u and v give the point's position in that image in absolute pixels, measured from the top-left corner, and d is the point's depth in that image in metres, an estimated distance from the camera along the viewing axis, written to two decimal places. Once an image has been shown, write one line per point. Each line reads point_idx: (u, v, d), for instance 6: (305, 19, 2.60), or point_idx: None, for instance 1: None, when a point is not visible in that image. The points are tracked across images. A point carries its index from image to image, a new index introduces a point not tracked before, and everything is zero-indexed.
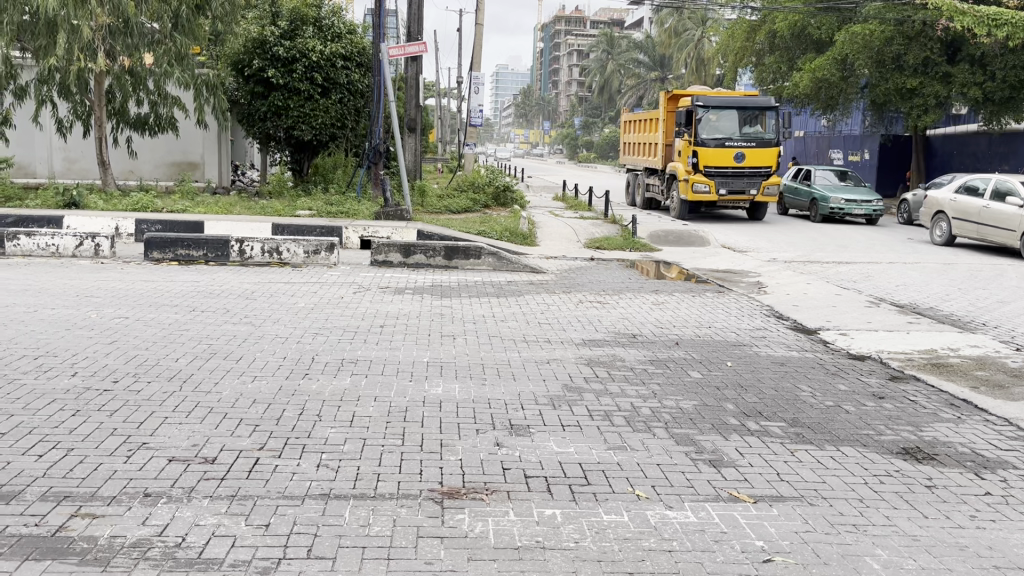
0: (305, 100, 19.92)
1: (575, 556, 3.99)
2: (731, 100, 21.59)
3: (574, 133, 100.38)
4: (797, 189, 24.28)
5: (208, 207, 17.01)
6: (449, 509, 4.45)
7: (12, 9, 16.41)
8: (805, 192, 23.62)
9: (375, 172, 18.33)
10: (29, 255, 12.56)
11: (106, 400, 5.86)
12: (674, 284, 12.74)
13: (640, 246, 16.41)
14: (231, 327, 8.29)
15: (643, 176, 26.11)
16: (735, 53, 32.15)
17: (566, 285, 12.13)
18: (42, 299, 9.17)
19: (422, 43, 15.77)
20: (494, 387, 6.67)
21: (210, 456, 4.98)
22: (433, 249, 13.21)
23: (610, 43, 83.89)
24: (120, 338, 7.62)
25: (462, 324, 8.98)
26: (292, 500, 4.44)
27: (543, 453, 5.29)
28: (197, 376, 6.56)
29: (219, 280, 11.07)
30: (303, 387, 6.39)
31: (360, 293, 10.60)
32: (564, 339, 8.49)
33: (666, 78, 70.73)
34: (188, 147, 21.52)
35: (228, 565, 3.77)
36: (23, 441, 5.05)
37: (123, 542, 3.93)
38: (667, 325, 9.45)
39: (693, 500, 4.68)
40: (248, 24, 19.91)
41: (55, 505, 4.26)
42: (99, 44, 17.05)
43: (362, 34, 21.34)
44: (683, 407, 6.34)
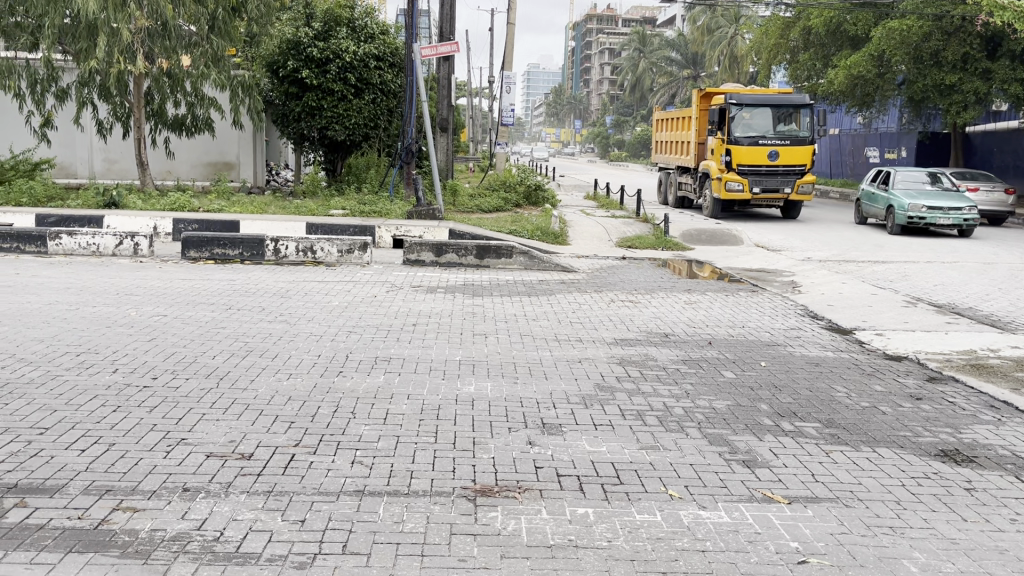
0: (339, 100, 20.12)
1: (607, 556, 3.99)
2: (765, 98, 21.39)
3: (605, 131, 100.06)
4: (874, 194, 21.07)
5: (244, 207, 17.24)
6: (482, 506, 4.47)
7: (54, 12, 16.72)
8: (881, 196, 20.48)
9: (408, 172, 18.46)
10: (71, 254, 12.81)
11: (145, 396, 5.98)
12: (707, 283, 12.65)
13: (673, 245, 16.33)
14: (267, 325, 8.39)
15: (676, 175, 25.92)
16: (770, 51, 31.86)
17: (598, 284, 12.11)
18: (84, 297, 9.36)
19: (455, 43, 15.82)
20: (526, 385, 6.69)
21: (247, 452, 5.05)
22: (465, 248, 13.26)
23: (643, 41, 83.51)
24: (159, 336, 7.75)
25: (494, 324, 9.01)
26: (327, 496, 4.49)
27: (575, 452, 5.29)
28: (234, 373, 6.66)
29: (254, 279, 11.21)
30: (336, 385, 6.46)
31: (393, 292, 10.67)
32: (596, 338, 8.48)
33: (699, 76, 70.28)
34: (225, 148, 21.80)
35: (265, 559, 3.83)
36: (67, 436, 5.16)
37: (163, 536, 4.01)
38: (700, 324, 9.39)
39: (727, 500, 4.66)
40: (283, 25, 20.12)
41: (97, 498, 4.35)
42: (137, 47, 17.35)
43: (394, 35, 21.47)
44: (716, 408, 6.31)
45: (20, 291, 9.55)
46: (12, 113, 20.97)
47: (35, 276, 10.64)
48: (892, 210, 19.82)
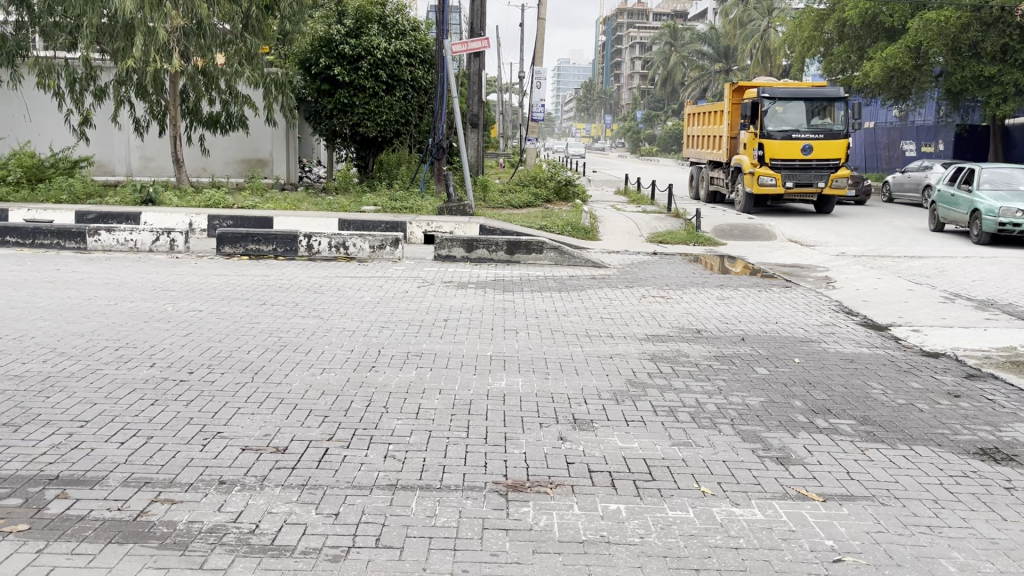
0: (370, 97, 20.25)
1: (640, 552, 3.98)
2: (799, 92, 21.15)
3: (636, 126, 99.56)
4: (954, 198, 18.20)
5: (278, 203, 17.42)
6: (514, 501, 4.48)
7: (92, 11, 16.98)
8: (963, 200, 17.64)
9: (437, 169, 18.53)
10: (109, 250, 13.01)
11: (182, 390, 6.07)
12: (740, 279, 12.56)
13: (705, 240, 16.21)
14: (300, 320, 8.47)
15: (708, 169, 25.72)
16: (803, 44, 31.42)
17: (629, 279, 12.06)
18: (123, 293, 9.52)
19: (485, 38, 15.80)
20: (558, 380, 6.70)
21: (282, 446, 5.11)
22: (495, 244, 13.26)
23: (674, 35, 82.98)
24: (195, 330, 7.87)
25: (525, 319, 9.01)
26: (360, 490, 4.54)
27: (607, 448, 5.28)
28: (268, 367, 6.74)
29: (287, 275, 11.31)
30: (369, 379, 6.51)
31: (424, 287, 10.72)
32: (628, 334, 8.45)
33: (731, 69, 69.67)
34: (258, 145, 22.05)
35: (300, 552, 3.87)
36: (106, 429, 5.26)
37: (200, 527, 4.07)
38: (733, 320, 9.32)
39: (761, 497, 4.63)
40: (315, 23, 20.25)
41: (136, 490, 4.43)
42: (173, 46, 17.57)
43: (426, 32, 21.54)
44: (749, 404, 6.26)
45: (60, 287, 9.75)
46: (52, 111, 21.36)
47: (74, 272, 10.83)
48: (978, 215, 16.98)
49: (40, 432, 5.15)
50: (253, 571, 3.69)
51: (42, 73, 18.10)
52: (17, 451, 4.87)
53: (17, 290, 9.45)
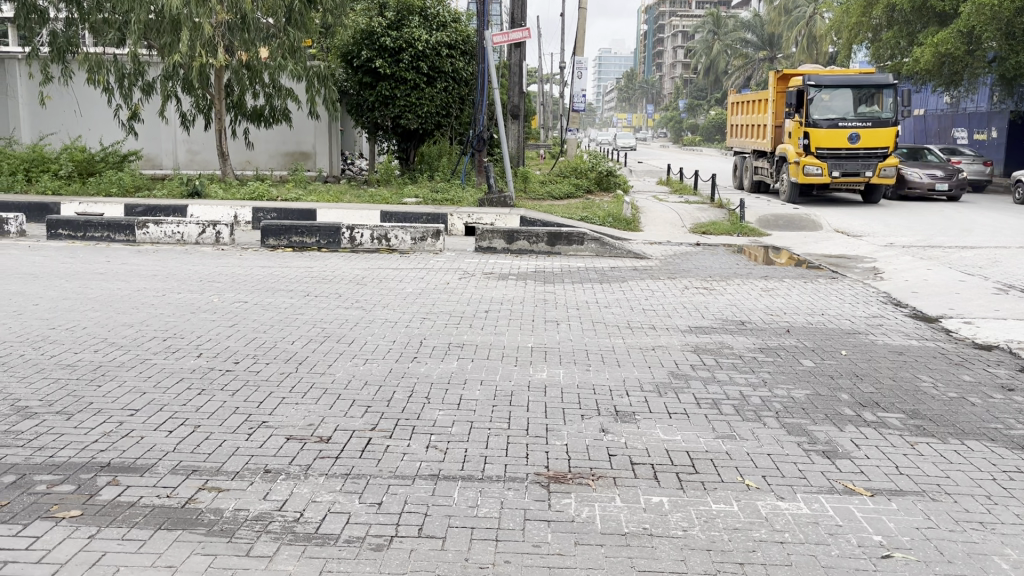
0: (411, 89, 20.31)
1: (683, 545, 3.95)
2: (845, 79, 20.73)
3: (677, 116, 98.69)
4: None
5: (321, 195, 17.59)
6: (556, 493, 4.47)
7: (139, 8, 17.28)
8: None
9: (478, 160, 18.54)
10: (157, 242, 13.25)
11: (228, 380, 6.17)
12: (785, 269, 12.37)
13: (749, 230, 16.00)
14: (343, 311, 8.55)
15: (752, 159, 25.34)
16: (850, 30, 30.76)
17: (671, 270, 11.95)
18: (169, 284, 9.68)
19: (526, 29, 15.73)
20: (599, 372, 6.67)
21: (325, 435, 5.16)
22: (536, 235, 13.23)
23: (718, 23, 81.61)
24: (240, 321, 7.99)
25: (566, 310, 8.98)
26: (403, 480, 4.56)
27: (649, 440, 5.24)
28: (312, 358, 6.82)
29: (330, 266, 11.42)
30: (411, 370, 6.55)
31: (465, 279, 10.74)
32: (671, 326, 8.36)
33: (776, 57, 68.62)
34: (301, 137, 22.28)
35: (344, 540, 3.91)
36: (155, 418, 5.36)
37: (246, 515, 4.13)
38: (778, 312, 9.20)
39: (807, 491, 4.55)
40: (357, 15, 20.32)
41: (184, 478, 4.51)
42: (218, 40, 17.82)
43: (467, 23, 21.55)
44: (794, 397, 6.17)
45: (111, 278, 9.96)
46: (101, 106, 21.82)
47: (124, 263, 11.08)
48: None
49: (92, 421, 5.27)
50: (298, 559, 3.74)
51: (92, 68, 18.48)
52: (70, 439, 4.99)
53: (68, 281, 9.67)
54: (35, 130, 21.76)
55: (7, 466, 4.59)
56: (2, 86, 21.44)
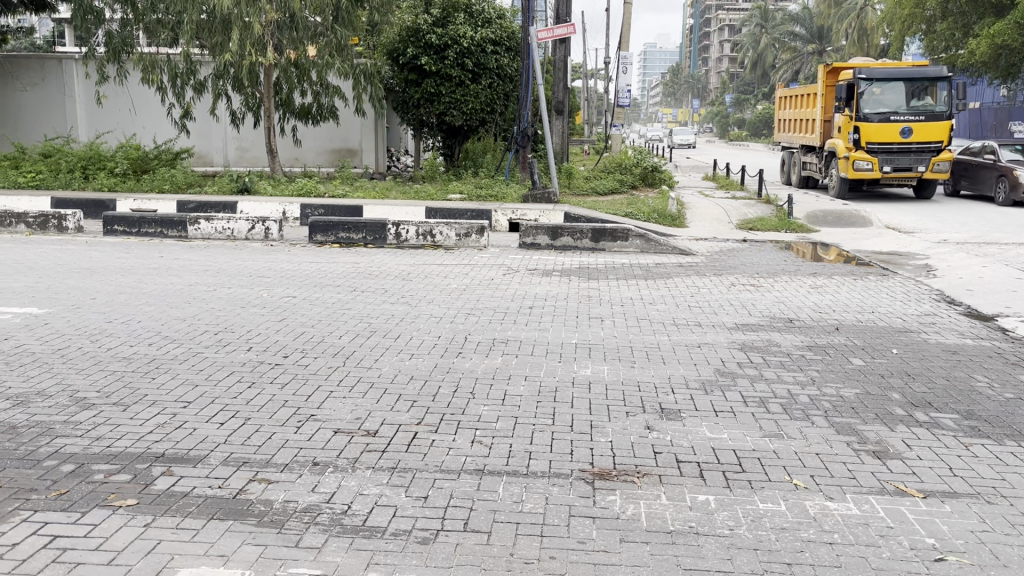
0: (456, 86, 20.41)
1: (730, 544, 3.92)
2: (897, 72, 20.30)
3: (724, 110, 97.64)
4: None
5: (366, 192, 17.78)
6: (601, 489, 4.47)
7: (192, 8, 17.63)
8: None
9: (522, 156, 18.54)
10: (208, 238, 13.51)
11: (277, 373, 6.27)
12: (834, 266, 12.16)
13: (797, 227, 15.76)
14: (389, 306, 8.63)
15: (800, 155, 24.94)
16: (903, 22, 30.06)
17: (718, 267, 11.85)
18: (221, 279, 9.86)
19: (570, 25, 15.66)
20: (644, 369, 6.64)
21: (372, 429, 5.22)
22: (580, 231, 13.18)
23: (765, 17, 81.59)
24: (289, 315, 8.13)
25: (610, 306, 8.97)
26: (448, 474, 4.60)
27: (695, 439, 5.21)
28: (359, 352, 6.90)
29: (376, 262, 11.52)
30: (457, 365, 6.59)
31: (509, 275, 10.74)
32: (717, 323, 8.29)
33: (825, 51, 67.57)
34: (348, 135, 22.51)
35: (391, 533, 3.96)
36: (207, 410, 5.48)
37: (296, 507, 4.20)
38: (827, 309, 9.04)
39: (856, 492, 4.49)
40: (403, 14, 20.46)
41: (235, 469, 4.60)
42: (268, 39, 18.09)
43: (512, 20, 21.58)
44: (844, 396, 6.08)
45: (165, 273, 10.19)
46: (155, 105, 22.32)
47: (177, 259, 11.31)
48: None
49: (147, 412, 5.41)
50: (346, 550, 3.79)
51: (146, 68, 18.86)
52: (126, 430, 5.12)
53: (124, 276, 9.90)
54: (92, 128, 22.30)
55: (67, 455, 4.73)
56: (60, 85, 21.98)
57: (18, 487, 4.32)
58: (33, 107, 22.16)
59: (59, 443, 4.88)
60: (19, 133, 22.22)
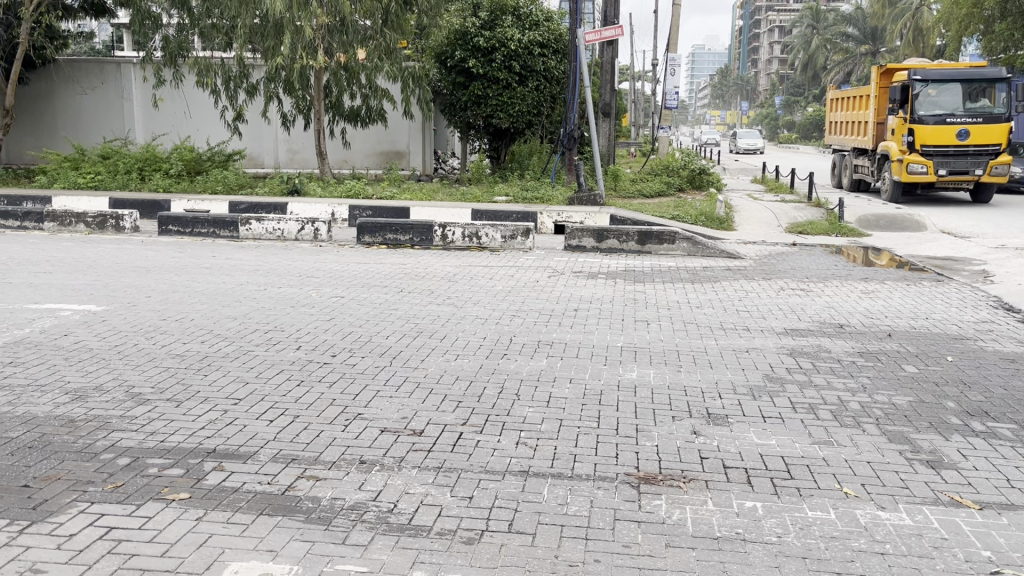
0: (503, 89, 20.47)
1: (778, 551, 3.86)
2: (955, 72, 19.88)
3: (774, 113, 96.39)
4: None
5: (414, 194, 17.90)
6: (647, 493, 4.45)
7: (246, 13, 17.98)
8: None
9: (569, 158, 18.54)
10: (259, 239, 13.73)
11: (325, 372, 6.37)
12: (887, 271, 11.91)
13: (848, 230, 15.49)
14: (435, 308, 8.67)
15: (852, 157, 24.50)
16: (960, 22, 29.36)
17: (767, 271, 11.69)
18: (271, 279, 10.02)
19: (619, 27, 15.59)
20: (691, 373, 6.58)
21: (418, 429, 5.27)
22: (626, 233, 13.11)
23: (817, 18, 80.61)
24: (338, 315, 8.23)
25: (656, 310, 8.90)
26: (493, 475, 4.61)
27: (743, 444, 5.15)
28: (405, 352, 6.96)
29: (423, 263, 11.61)
30: (502, 366, 6.62)
31: (554, 277, 10.75)
32: (765, 328, 8.18)
33: (878, 52, 66.36)
34: (396, 138, 22.71)
35: (436, 532, 3.98)
36: (257, 407, 5.58)
37: (342, 504, 4.25)
38: (878, 315, 8.88)
39: (909, 502, 4.39)
40: (451, 16, 20.58)
41: (285, 466, 4.68)
42: (319, 43, 18.32)
43: (559, 22, 21.55)
44: (896, 404, 5.95)
45: (216, 273, 10.37)
46: (209, 108, 22.73)
47: (228, 258, 11.54)
48: None
49: (199, 408, 5.52)
50: (392, 548, 3.82)
51: (201, 72, 19.32)
52: (180, 425, 5.24)
53: (177, 275, 10.12)
54: (148, 130, 22.79)
55: (123, 449, 4.85)
56: (119, 90, 22.60)
57: (76, 479, 4.45)
58: (93, 108, 22.78)
59: (115, 437, 5.01)
60: (79, 134, 22.86)
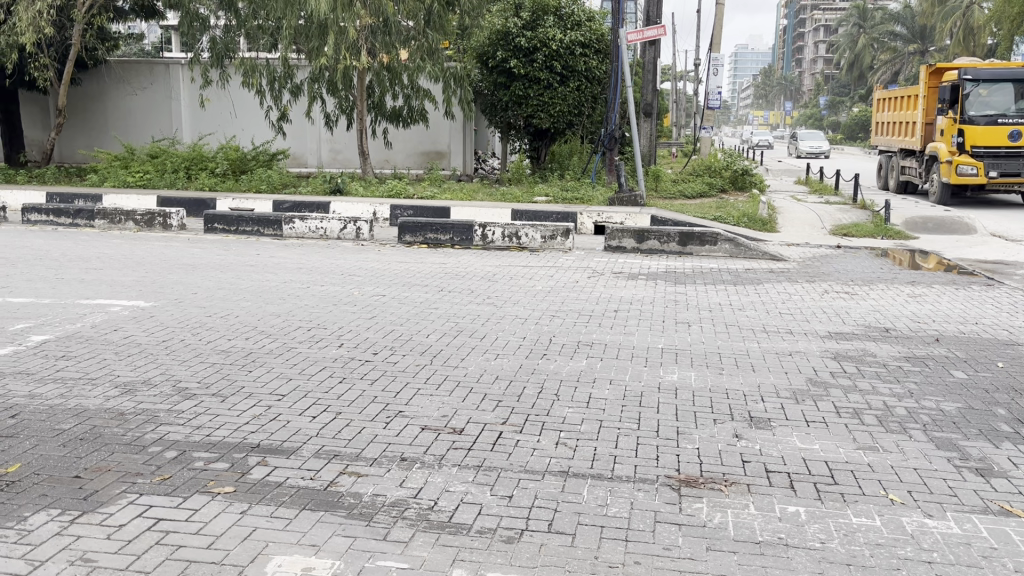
0: (544, 88, 20.45)
1: (821, 558, 3.81)
2: (1006, 72, 19.41)
3: (818, 114, 95.01)
4: None
5: (454, 194, 18.01)
6: (687, 496, 4.41)
7: (291, 14, 18.20)
8: None
9: (609, 159, 18.49)
10: (302, 237, 13.90)
11: (367, 369, 6.43)
12: (935, 275, 11.69)
13: (894, 233, 15.21)
14: (475, 307, 8.70)
15: (899, 158, 24.05)
16: (1013, 20, 28.65)
17: (811, 273, 11.52)
18: (314, 277, 10.14)
19: (661, 26, 15.47)
20: (732, 376, 6.51)
21: (459, 427, 5.29)
22: (667, 235, 13.02)
23: (862, 17, 79.33)
24: (379, 313, 8.30)
25: (698, 312, 8.83)
26: (533, 474, 4.62)
27: (785, 448, 5.09)
28: (446, 351, 6.99)
29: (464, 263, 11.66)
30: (541, 366, 6.62)
31: (594, 277, 10.73)
32: (809, 331, 8.07)
33: (927, 51, 65.04)
34: (437, 137, 22.81)
35: (476, 531, 4.00)
36: (301, 403, 5.65)
37: (383, 501, 4.29)
38: (926, 319, 8.69)
39: (957, 510, 4.30)
40: (494, 16, 20.61)
41: (326, 462, 4.73)
42: (362, 43, 18.45)
43: (601, 21, 21.48)
44: (944, 410, 5.84)
45: (260, 270, 10.52)
46: (254, 108, 23.05)
47: (272, 256, 11.68)
48: None
49: (244, 404, 5.61)
50: (432, 546, 3.85)
51: (247, 72, 19.64)
52: (225, 419, 5.33)
53: (222, 273, 10.28)
54: (195, 130, 23.20)
55: (170, 442, 4.95)
56: (167, 90, 23.06)
57: (126, 470, 4.55)
58: (142, 109, 23.27)
59: (162, 430, 5.11)
60: (129, 134, 23.34)
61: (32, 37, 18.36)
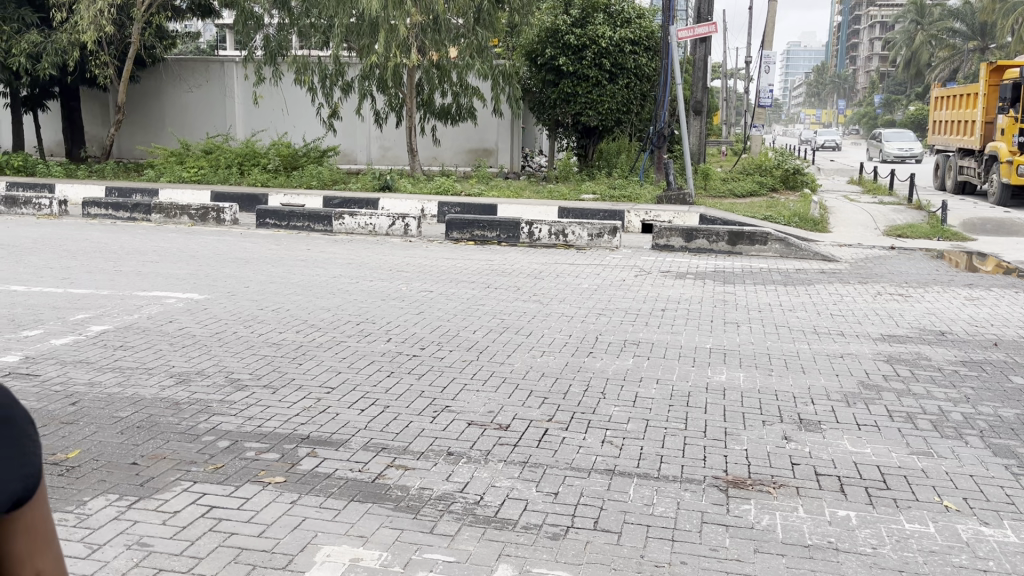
0: (593, 86, 20.40)
1: (872, 563, 3.75)
2: None
3: (873, 112, 93.12)
4: None
5: (501, 190, 18.10)
6: (735, 498, 4.37)
7: (343, 12, 18.45)
8: None
9: (657, 157, 18.34)
10: (351, 232, 14.07)
11: (414, 364, 6.48)
12: (992, 278, 11.39)
13: (950, 234, 14.85)
14: (522, 304, 8.72)
15: (957, 158, 23.46)
16: None
17: (864, 275, 11.30)
18: (362, 272, 10.24)
19: (713, 23, 15.26)
20: (782, 378, 6.42)
21: (505, 423, 5.31)
22: (716, 234, 12.88)
23: (920, 13, 77.53)
24: (426, 309, 8.35)
25: (747, 312, 8.72)
26: (578, 472, 4.62)
27: (836, 452, 5.01)
28: (492, 347, 7.02)
29: (511, 260, 11.69)
30: (588, 364, 6.61)
31: (641, 276, 10.68)
32: (861, 333, 7.92)
33: (988, 47, 63.33)
34: (485, 135, 22.89)
35: (522, 526, 4.01)
36: (349, 396, 5.73)
37: (430, 494, 4.33)
38: (984, 323, 8.47)
39: (1015, 518, 4.19)
40: (543, 14, 20.65)
41: (374, 455, 4.78)
42: (412, 41, 18.52)
43: (651, 18, 21.33)
44: (1002, 416, 5.68)
45: (311, 265, 10.68)
46: (306, 106, 23.33)
47: (321, 252, 11.82)
48: None
49: (293, 396, 5.70)
50: (478, 540, 3.87)
51: (298, 70, 19.94)
52: (276, 411, 5.42)
53: (273, 267, 10.44)
54: (248, 127, 23.61)
55: (223, 432, 5.05)
56: (222, 88, 23.50)
57: (180, 458, 4.66)
58: (198, 106, 23.77)
59: (216, 420, 5.22)
60: (185, 130, 23.88)
61: (93, 35, 18.87)
